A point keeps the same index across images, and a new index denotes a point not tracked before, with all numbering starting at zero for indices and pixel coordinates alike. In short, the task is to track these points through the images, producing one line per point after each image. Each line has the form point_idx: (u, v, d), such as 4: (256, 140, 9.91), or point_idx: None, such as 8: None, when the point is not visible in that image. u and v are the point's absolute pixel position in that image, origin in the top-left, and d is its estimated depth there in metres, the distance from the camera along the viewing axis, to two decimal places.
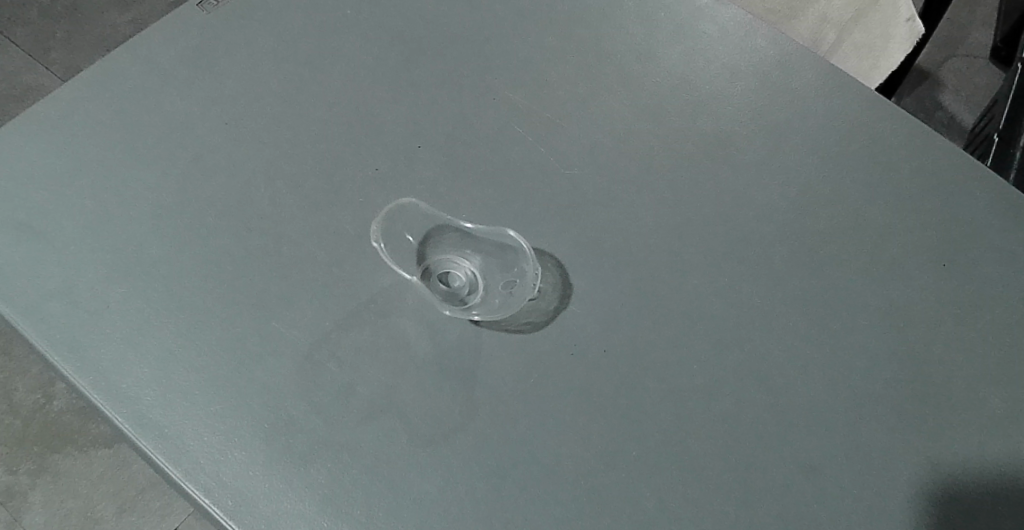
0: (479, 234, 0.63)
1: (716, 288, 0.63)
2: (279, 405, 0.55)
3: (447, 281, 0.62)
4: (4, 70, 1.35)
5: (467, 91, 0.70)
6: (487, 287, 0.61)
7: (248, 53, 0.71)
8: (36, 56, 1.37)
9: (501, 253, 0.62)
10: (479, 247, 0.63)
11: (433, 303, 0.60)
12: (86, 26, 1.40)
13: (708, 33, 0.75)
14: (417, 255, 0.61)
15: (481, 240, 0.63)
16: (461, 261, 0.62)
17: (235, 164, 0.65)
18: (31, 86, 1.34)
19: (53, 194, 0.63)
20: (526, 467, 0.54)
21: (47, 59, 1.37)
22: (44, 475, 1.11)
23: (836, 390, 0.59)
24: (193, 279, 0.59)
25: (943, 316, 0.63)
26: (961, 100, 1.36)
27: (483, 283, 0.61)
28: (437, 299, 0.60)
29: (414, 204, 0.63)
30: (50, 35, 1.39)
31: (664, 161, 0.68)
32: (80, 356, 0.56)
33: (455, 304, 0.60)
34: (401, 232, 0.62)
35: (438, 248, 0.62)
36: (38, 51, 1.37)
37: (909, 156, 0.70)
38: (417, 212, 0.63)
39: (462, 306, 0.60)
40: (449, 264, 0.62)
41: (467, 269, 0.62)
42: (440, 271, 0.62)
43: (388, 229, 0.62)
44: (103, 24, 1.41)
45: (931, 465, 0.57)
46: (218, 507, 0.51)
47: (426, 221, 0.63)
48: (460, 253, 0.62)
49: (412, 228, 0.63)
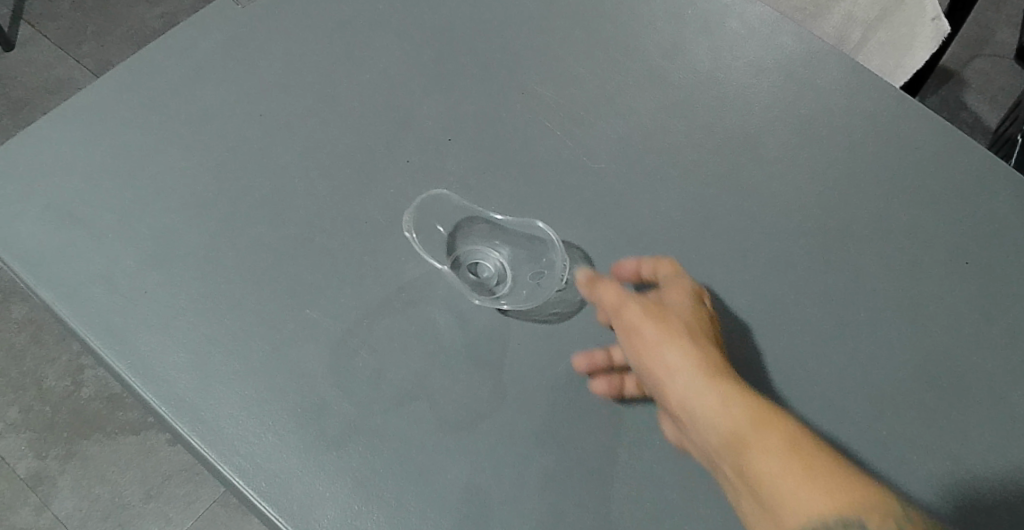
0: (508, 225, 0.60)
1: (761, 277, 0.60)
2: (312, 389, 0.53)
3: (476, 271, 0.60)
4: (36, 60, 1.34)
5: (501, 70, 0.67)
6: (515, 278, 0.60)
7: (275, 28, 0.68)
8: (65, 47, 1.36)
9: (529, 246, 0.60)
10: (506, 237, 0.61)
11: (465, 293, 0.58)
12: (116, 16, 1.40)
13: (753, 12, 0.72)
14: (448, 246, 0.59)
15: (509, 232, 0.60)
16: (489, 251, 0.60)
17: (261, 142, 0.62)
18: (61, 75, 1.33)
19: (75, 168, 0.61)
20: (557, 455, 0.53)
21: (74, 50, 1.36)
22: (72, 462, 1.04)
23: (885, 387, 0.57)
24: (226, 257, 0.57)
25: (1000, 311, 0.60)
26: (984, 100, 1.35)
27: (511, 274, 0.60)
28: (466, 288, 0.58)
29: (445, 195, 0.60)
30: (81, 26, 1.39)
31: (706, 145, 0.65)
32: (116, 338, 0.54)
33: (485, 297, 0.58)
34: (431, 224, 0.60)
35: (467, 239, 0.60)
36: (69, 43, 1.37)
37: (964, 146, 0.66)
38: (447, 204, 0.60)
39: (491, 296, 0.59)
40: (478, 256, 0.60)
41: (494, 260, 0.60)
42: (469, 262, 0.60)
43: (419, 220, 0.60)
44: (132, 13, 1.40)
45: (986, 467, 0.55)
46: (253, 490, 0.50)
47: (456, 212, 0.60)
48: (489, 245, 0.61)
49: (442, 219, 0.60)
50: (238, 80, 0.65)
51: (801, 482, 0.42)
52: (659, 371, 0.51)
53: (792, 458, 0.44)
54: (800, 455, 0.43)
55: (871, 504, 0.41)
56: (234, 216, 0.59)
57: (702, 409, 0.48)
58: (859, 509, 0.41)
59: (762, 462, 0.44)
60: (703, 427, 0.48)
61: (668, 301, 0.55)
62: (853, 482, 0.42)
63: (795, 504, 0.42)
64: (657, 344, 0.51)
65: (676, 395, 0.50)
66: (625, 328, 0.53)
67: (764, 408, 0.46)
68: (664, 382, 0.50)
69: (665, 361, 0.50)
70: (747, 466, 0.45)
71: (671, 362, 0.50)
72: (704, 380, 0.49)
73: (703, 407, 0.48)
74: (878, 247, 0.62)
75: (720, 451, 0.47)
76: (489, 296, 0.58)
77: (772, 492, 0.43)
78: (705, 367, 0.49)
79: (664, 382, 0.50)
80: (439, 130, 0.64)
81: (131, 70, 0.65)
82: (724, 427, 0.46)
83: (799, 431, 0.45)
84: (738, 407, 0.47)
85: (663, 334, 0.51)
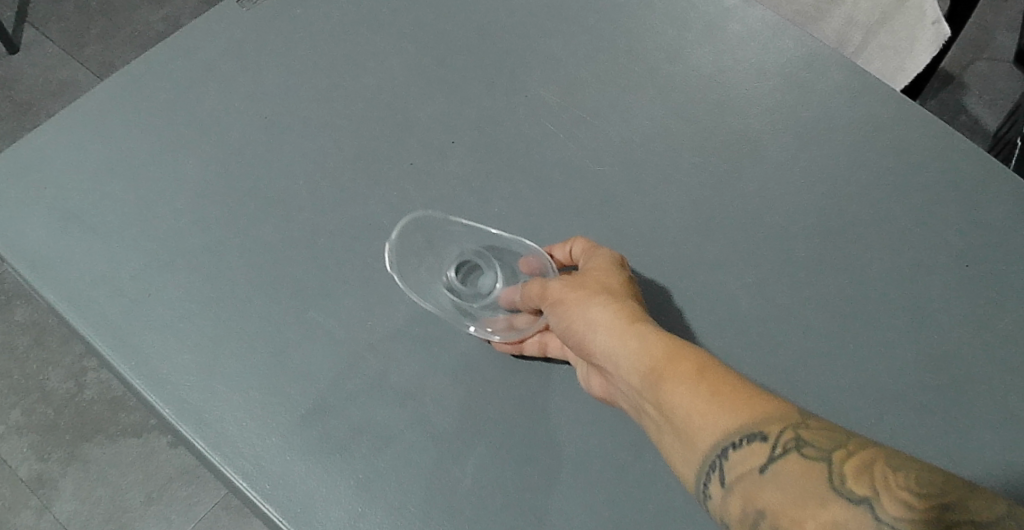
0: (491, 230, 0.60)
1: (762, 280, 0.60)
2: (315, 391, 0.53)
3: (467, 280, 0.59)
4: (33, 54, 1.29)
5: (504, 73, 0.67)
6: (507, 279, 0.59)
7: (278, 31, 0.68)
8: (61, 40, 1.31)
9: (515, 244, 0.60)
10: (497, 246, 0.60)
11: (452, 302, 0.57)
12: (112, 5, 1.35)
13: (755, 16, 0.72)
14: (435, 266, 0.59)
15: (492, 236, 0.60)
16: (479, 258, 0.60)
17: (264, 145, 0.62)
18: (56, 71, 1.28)
19: (80, 171, 0.61)
20: (559, 457, 0.53)
21: (65, 44, 1.30)
22: (75, 465, 1.00)
23: (884, 389, 0.57)
24: (229, 260, 0.58)
25: (1000, 313, 0.60)
26: (985, 103, 1.34)
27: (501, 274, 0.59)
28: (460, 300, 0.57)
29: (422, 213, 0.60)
30: (71, 18, 1.33)
31: (707, 148, 0.65)
32: (120, 340, 0.55)
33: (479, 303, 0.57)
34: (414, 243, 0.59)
35: (457, 246, 0.60)
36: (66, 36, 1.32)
37: (965, 149, 0.67)
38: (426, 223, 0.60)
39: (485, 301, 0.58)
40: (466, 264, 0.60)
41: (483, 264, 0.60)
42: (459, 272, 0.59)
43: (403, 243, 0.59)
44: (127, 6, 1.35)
45: (986, 470, 0.55)
46: (255, 492, 0.50)
47: (436, 230, 0.60)
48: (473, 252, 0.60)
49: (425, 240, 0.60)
50: (241, 83, 0.65)
51: (706, 405, 0.40)
52: (574, 321, 0.48)
53: (694, 381, 0.40)
54: (703, 380, 0.40)
55: (774, 414, 0.38)
56: (237, 219, 0.59)
57: (610, 347, 0.45)
58: (757, 423, 0.38)
59: (666, 395, 0.41)
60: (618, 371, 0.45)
61: (587, 267, 0.53)
62: (753, 396, 0.39)
63: (701, 427, 0.39)
64: (570, 300, 0.48)
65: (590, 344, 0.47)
66: (543, 295, 0.51)
67: (665, 339, 0.43)
68: (579, 332, 0.48)
69: (575, 308, 0.48)
70: (657, 402, 0.42)
71: (582, 309, 0.48)
72: (614, 322, 0.46)
73: (613, 344, 0.45)
74: (879, 250, 0.62)
75: (637, 395, 0.44)
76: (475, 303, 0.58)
77: (681, 419, 0.40)
78: (610, 307, 0.47)
79: (579, 334, 0.48)
80: (441, 133, 0.64)
81: (135, 73, 0.65)
82: (630, 363, 0.44)
83: (705, 353, 0.42)
84: (640, 342, 0.44)
85: (573, 289, 0.49)
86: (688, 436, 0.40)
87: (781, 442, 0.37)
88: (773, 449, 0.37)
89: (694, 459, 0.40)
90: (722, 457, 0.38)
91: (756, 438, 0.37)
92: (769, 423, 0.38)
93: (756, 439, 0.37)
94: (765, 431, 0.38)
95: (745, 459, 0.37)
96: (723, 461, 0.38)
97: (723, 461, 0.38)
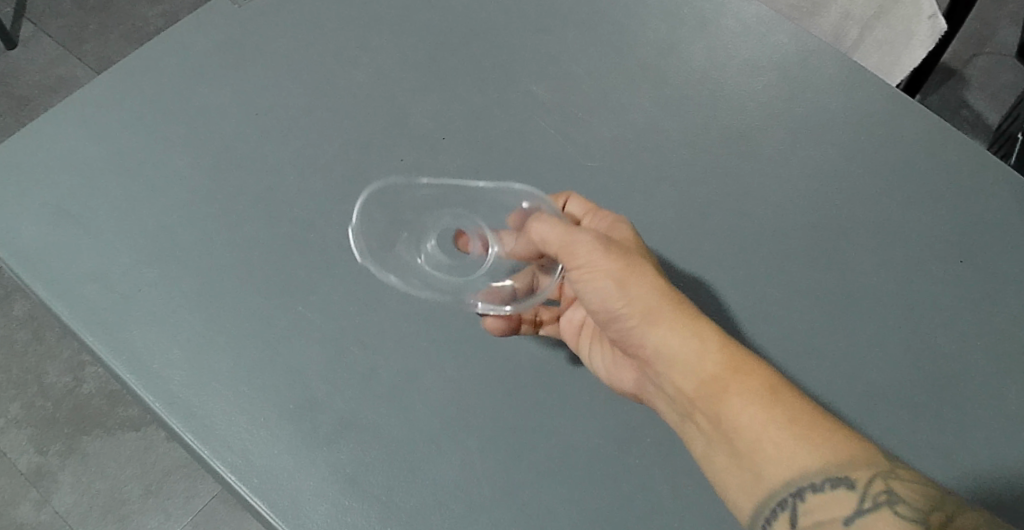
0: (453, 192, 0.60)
1: (753, 276, 0.60)
2: (304, 385, 0.53)
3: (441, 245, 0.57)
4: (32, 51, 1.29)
5: (496, 68, 0.67)
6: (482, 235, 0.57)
7: (271, 27, 0.68)
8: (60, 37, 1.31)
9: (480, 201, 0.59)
10: (476, 210, 0.59)
11: (445, 277, 0.56)
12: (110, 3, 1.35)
13: (749, 11, 0.71)
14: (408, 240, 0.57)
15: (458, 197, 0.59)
16: (464, 224, 0.58)
17: (256, 141, 0.62)
18: (55, 68, 1.28)
19: (72, 166, 0.61)
20: (547, 452, 0.53)
21: (65, 40, 1.30)
22: (72, 458, 0.99)
23: (876, 385, 0.57)
24: (220, 255, 0.58)
25: (994, 309, 0.60)
26: (986, 97, 1.31)
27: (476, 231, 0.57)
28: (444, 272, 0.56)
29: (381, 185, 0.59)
30: (71, 16, 1.33)
31: (700, 144, 0.65)
32: (111, 334, 0.55)
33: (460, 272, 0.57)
34: (381, 219, 0.58)
35: (435, 218, 0.57)
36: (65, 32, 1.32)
37: (960, 144, 0.66)
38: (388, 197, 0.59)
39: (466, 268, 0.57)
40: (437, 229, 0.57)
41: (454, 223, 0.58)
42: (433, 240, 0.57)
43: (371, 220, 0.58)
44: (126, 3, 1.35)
45: (977, 466, 0.55)
46: (244, 486, 0.50)
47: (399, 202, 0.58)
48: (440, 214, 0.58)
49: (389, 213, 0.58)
50: (234, 78, 0.65)
51: (786, 438, 0.42)
52: (634, 315, 0.48)
53: (772, 409, 0.43)
54: (779, 405, 0.43)
55: (858, 457, 0.42)
56: (228, 214, 0.59)
57: (681, 353, 0.46)
58: (844, 467, 0.41)
59: (746, 417, 0.43)
60: (677, 375, 0.46)
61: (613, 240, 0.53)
62: (836, 434, 0.42)
63: (781, 461, 0.42)
64: (630, 287, 0.48)
65: (648, 343, 0.47)
66: (590, 259, 0.50)
67: (740, 354, 0.45)
68: (638, 328, 0.48)
69: (637, 299, 0.48)
70: (725, 418, 0.44)
71: (645, 302, 0.47)
72: (671, 318, 0.47)
73: (683, 352, 0.46)
74: (872, 246, 0.62)
75: (697, 404, 0.45)
76: (466, 274, 0.57)
77: (756, 447, 0.43)
78: (675, 308, 0.47)
79: (635, 328, 0.48)
80: (433, 128, 0.64)
81: (128, 68, 0.65)
82: (702, 374, 0.45)
83: (778, 376, 0.45)
84: (716, 357, 0.45)
85: (630, 272, 0.49)
86: (757, 463, 0.43)
87: (869, 491, 0.41)
88: (859, 496, 0.41)
89: (759, 486, 0.43)
90: (799, 496, 0.42)
91: (842, 484, 0.41)
92: (854, 467, 0.41)
93: (843, 485, 0.41)
94: (852, 476, 0.41)
95: (828, 504, 0.41)
96: (800, 500, 0.42)
97: (800, 500, 0.42)
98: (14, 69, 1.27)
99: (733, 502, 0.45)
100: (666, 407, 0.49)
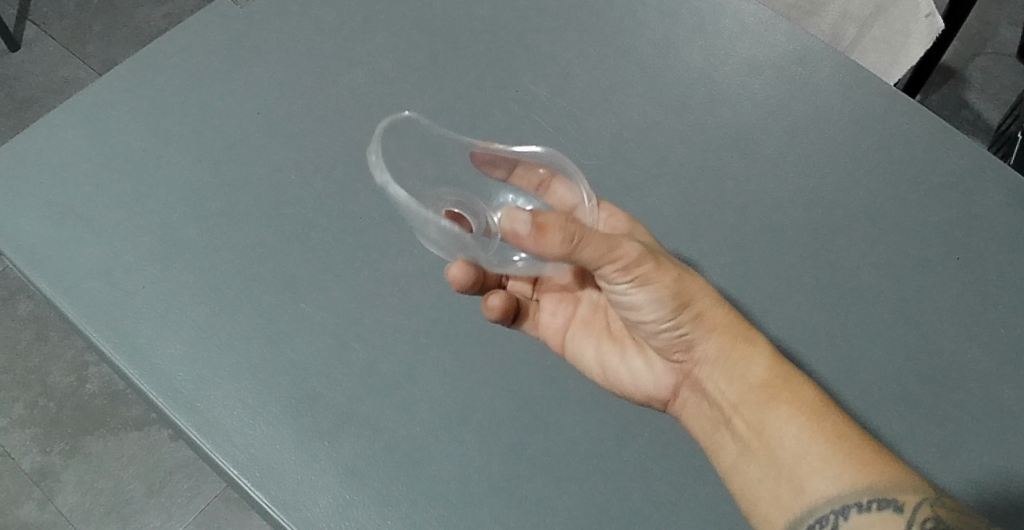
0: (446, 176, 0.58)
1: (751, 273, 0.61)
2: (307, 381, 0.54)
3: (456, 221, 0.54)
4: (34, 53, 1.30)
5: (495, 68, 0.68)
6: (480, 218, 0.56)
7: (272, 28, 0.69)
8: (63, 39, 1.31)
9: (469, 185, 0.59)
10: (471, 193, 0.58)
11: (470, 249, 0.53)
12: (112, 6, 1.35)
13: (747, 10, 0.72)
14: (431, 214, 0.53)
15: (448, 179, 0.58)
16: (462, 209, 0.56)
17: (257, 140, 0.63)
18: (57, 69, 1.28)
19: (76, 166, 0.62)
20: (547, 447, 0.53)
21: (67, 42, 1.31)
22: (76, 458, 0.99)
23: (875, 380, 0.57)
24: (222, 252, 0.58)
25: (993, 305, 0.60)
26: (987, 97, 1.31)
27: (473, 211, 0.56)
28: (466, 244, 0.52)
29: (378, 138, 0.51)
30: (75, 19, 1.33)
31: (698, 143, 0.65)
32: (115, 331, 0.55)
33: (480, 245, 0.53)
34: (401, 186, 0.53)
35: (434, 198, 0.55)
36: (67, 34, 1.32)
37: (957, 142, 0.67)
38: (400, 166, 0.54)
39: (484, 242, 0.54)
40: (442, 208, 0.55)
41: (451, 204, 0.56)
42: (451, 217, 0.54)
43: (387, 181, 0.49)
44: (128, 5, 1.35)
45: (979, 460, 0.55)
46: (247, 480, 0.51)
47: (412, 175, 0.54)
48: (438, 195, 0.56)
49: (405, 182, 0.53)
50: (236, 78, 0.66)
51: (831, 453, 0.44)
52: (687, 324, 0.49)
53: (819, 423, 0.45)
54: (825, 419, 0.45)
55: (905, 482, 0.42)
56: (230, 213, 0.60)
57: (736, 362, 0.48)
58: (890, 491, 0.41)
59: (792, 426, 0.45)
60: (726, 379, 0.49)
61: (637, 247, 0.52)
62: (881, 457, 0.43)
63: (824, 474, 0.43)
64: (685, 299, 0.48)
65: (702, 352, 0.50)
66: (640, 275, 0.46)
67: (788, 367, 0.48)
68: (690, 334, 0.50)
69: (691, 309, 0.48)
70: (768, 425, 0.46)
71: (697, 311, 0.49)
72: (724, 330, 0.49)
73: (735, 359, 0.48)
74: (869, 243, 0.62)
75: (740, 408, 0.48)
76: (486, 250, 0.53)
77: (800, 458, 0.44)
78: (730, 316, 0.49)
79: (687, 335, 0.50)
80: (433, 127, 0.64)
81: (131, 69, 0.66)
82: (751, 381, 0.48)
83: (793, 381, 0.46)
84: (766, 366, 0.48)
85: (683, 282, 0.48)
86: (799, 473, 0.44)
87: (918, 518, 0.40)
88: (907, 521, 0.40)
89: (796, 498, 0.44)
90: (841, 513, 0.42)
91: (889, 506, 0.41)
92: (901, 491, 0.41)
93: (890, 509, 0.41)
94: (899, 499, 0.41)
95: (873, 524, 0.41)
96: (841, 519, 0.42)
97: (843, 518, 0.42)
98: (17, 71, 1.28)
99: (764, 513, 0.46)
100: (694, 410, 0.52)
